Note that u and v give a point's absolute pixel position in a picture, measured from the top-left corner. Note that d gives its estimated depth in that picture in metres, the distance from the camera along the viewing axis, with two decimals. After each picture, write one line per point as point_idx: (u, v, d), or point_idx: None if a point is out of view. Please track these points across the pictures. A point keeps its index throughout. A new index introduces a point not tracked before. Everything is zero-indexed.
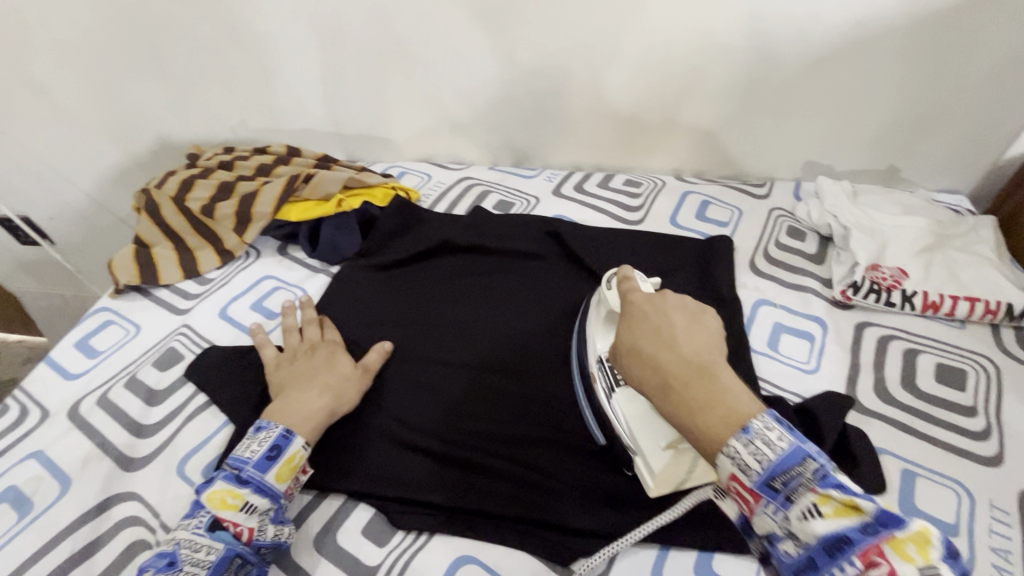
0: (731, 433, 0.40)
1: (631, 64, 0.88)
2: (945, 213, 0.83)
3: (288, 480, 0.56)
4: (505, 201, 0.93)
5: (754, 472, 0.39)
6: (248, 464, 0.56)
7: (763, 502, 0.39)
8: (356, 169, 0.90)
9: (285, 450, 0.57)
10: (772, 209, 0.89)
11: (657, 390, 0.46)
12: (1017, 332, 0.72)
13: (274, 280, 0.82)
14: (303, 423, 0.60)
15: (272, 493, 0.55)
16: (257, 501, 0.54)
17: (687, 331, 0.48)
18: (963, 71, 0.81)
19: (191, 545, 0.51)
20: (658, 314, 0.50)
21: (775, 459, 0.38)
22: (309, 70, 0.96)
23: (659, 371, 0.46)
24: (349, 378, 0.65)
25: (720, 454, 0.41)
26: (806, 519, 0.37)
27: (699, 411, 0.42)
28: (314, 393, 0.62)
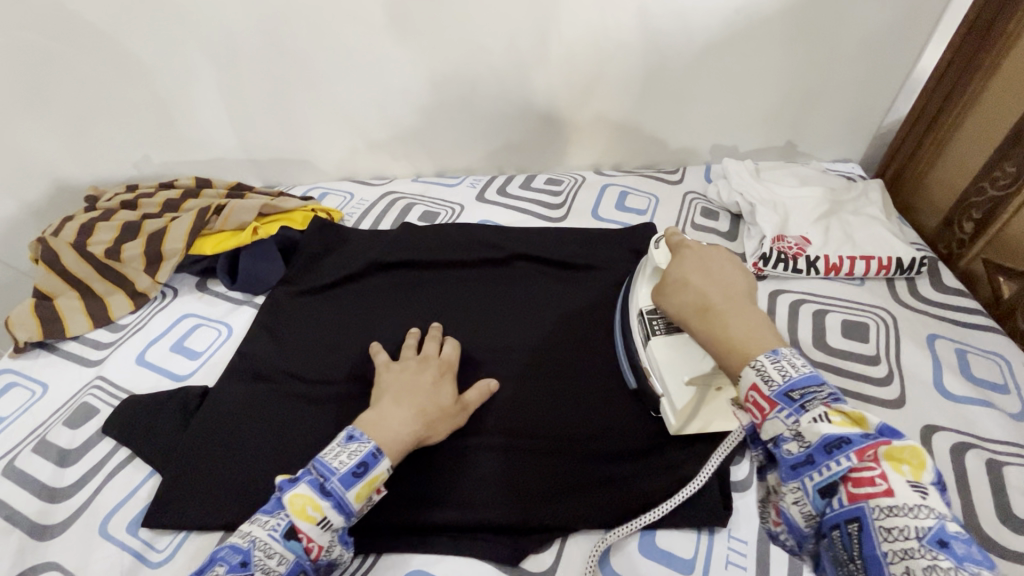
0: (760, 352, 0.45)
1: (537, 66, 0.90)
2: (837, 181, 0.89)
3: (366, 500, 0.52)
4: (431, 212, 0.93)
5: (776, 381, 0.42)
6: (334, 474, 0.51)
7: (777, 410, 0.42)
8: (272, 195, 0.88)
9: (372, 468, 0.52)
10: (686, 193, 0.94)
11: (698, 311, 0.51)
12: (908, 283, 0.79)
13: (194, 318, 0.78)
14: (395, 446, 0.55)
15: (351, 513, 0.51)
16: (334, 518, 0.50)
17: (729, 277, 0.53)
18: (836, 50, 0.88)
19: (266, 550, 0.47)
20: (707, 256, 0.56)
21: (797, 375, 0.42)
22: (212, 97, 0.93)
23: (701, 298, 0.52)
24: (446, 409, 0.61)
25: (747, 366, 0.45)
26: (816, 423, 0.40)
27: (731, 330, 0.48)
28: (407, 415, 0.57)
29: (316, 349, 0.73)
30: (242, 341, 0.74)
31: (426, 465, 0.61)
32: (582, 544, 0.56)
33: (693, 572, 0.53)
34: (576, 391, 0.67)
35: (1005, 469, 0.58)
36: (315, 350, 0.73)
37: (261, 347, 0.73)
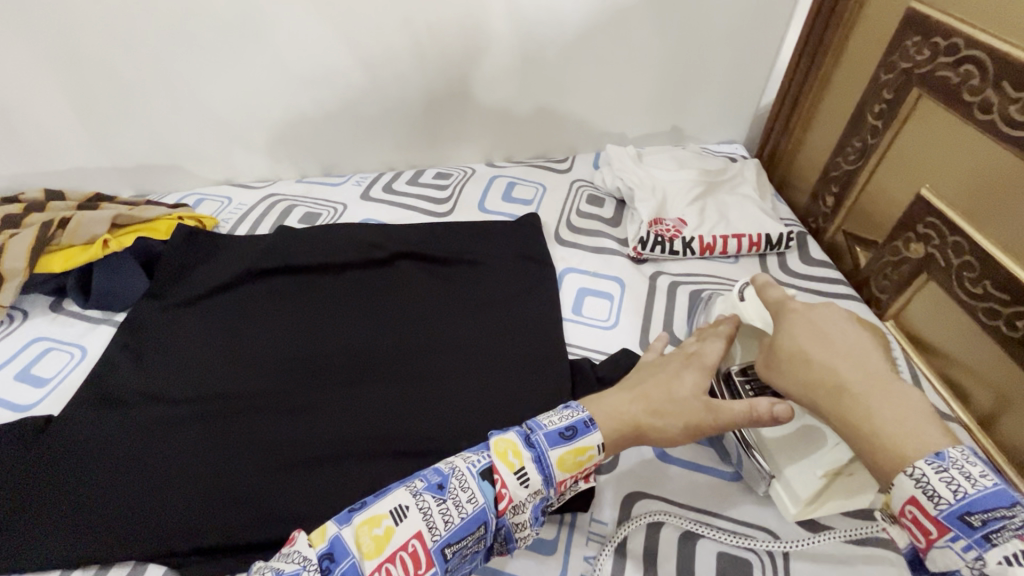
0: (919, 456, 0.37)
1: (413, 59, 0.88)
2: (715, 162, 0.92)
3: (568, 470, 0.48)
4: (312, 213, 0.89)
5: (944, 501, 0.35)
6: (543, 430, 0.49)
7: (949, 536, 0.35)
8: (132, 204, 0.82)
9: (580, 436, 0.49)
10: (574, 181, 0.94)
11: (829, 394, 0.43)
12: (778, 258, 0.82)
13: (46, 341, 0.73)
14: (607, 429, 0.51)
15: (550, 477, 0.47)
16: (532, 474, 0.47)
17: (845, 350, 0.45)
18: (703, 34, 0.90)
19: (461, 482, 0.45)
20: (825, 325, 0.47)
21: (974, 493, 0.34)
22: (61, 103, 0.86)
23: (833, 377, 0.44)
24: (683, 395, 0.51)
25: (900, 473, 0.37)
26: (1008, 566, 0.32)
27: (882, 421, 0.40)
28: (630, 405, 0.52)
29: (178, 367, 0.69)
30: (98, 362, 0.69)
31: (287, 479, 0.58)
32: None
33: (555, 553, 0.53)
34: (452, 388, 0.66)
35: None
36: (178, 365, 0.69)
37: (120, 365, 0.69)
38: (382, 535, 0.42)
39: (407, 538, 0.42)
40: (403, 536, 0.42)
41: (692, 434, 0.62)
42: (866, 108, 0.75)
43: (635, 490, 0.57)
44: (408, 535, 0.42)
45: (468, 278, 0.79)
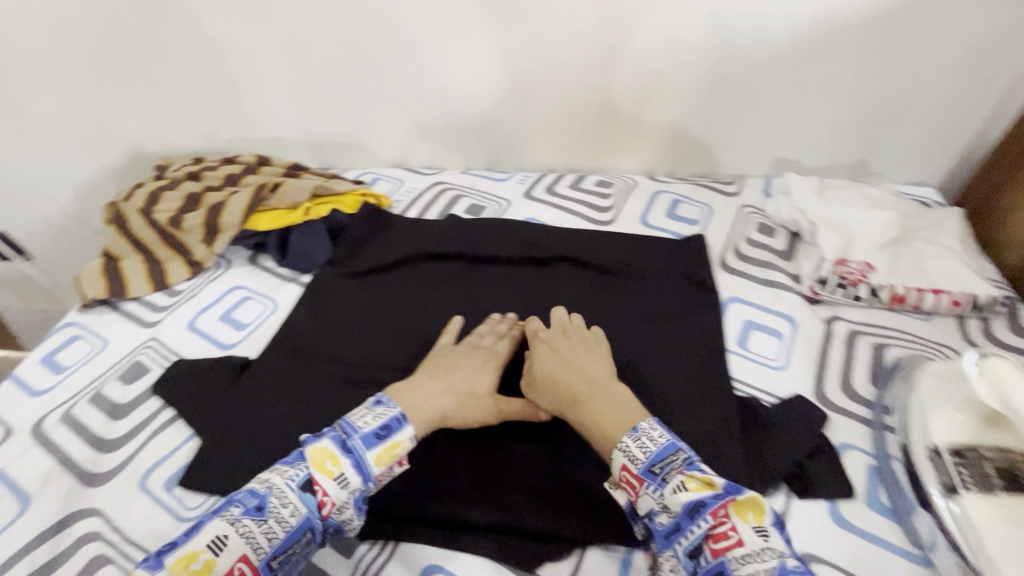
0: (624, 432, 0.53)
1: (598, 66, 0.88)
2: (911, 206, 0.83)
3: (385, 466, 0.53)
4: (477, 205, 0.93)
5: (639, 460, 0.50)
6: (357, 433, 0.54)
7: (645, 485, 0.49)
8: (325, 177, 0.90)
9: (392, 433, 0.54)
10: (743, 206, 0.90)
11: (569, 404, 0.58)
12: (982, 324, 0.73)
13: (244, 290, 0.81)
14: (421, 417, 0.57)
15: (366, 474, 0.52)
16: (351, 476, 0.51)
17: (586, 359, 0.62)
18: (920, 63, 0.82)
19: (279, 498, 0.49)
20: (568, 351, 0.63)
21: (655, 450, 0.50)
22: (278, 79, 0.96)
23: (568, 391, 0.59)
24: (484, 397, 0.62)
25: (614, 450, 0.52)
26: (675, 492, 0.46)
27: (602, 415, 0.55)
28: (442, 394, 0.60)
29: (350, 333, 0.74)
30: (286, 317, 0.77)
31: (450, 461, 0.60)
32: (602, 558, 0.53)
33: None
34: None
35: None
36: (352, 331, 0.74)
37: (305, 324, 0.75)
38: (200, 570, 0.44)
39: (232, 562, 0.45)
40: (226, 563, 0.45)
41: (879, 506, 0.55)
42: None
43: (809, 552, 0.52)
44: (232, 560, 0.45)
45: (627, 289, 0.77)
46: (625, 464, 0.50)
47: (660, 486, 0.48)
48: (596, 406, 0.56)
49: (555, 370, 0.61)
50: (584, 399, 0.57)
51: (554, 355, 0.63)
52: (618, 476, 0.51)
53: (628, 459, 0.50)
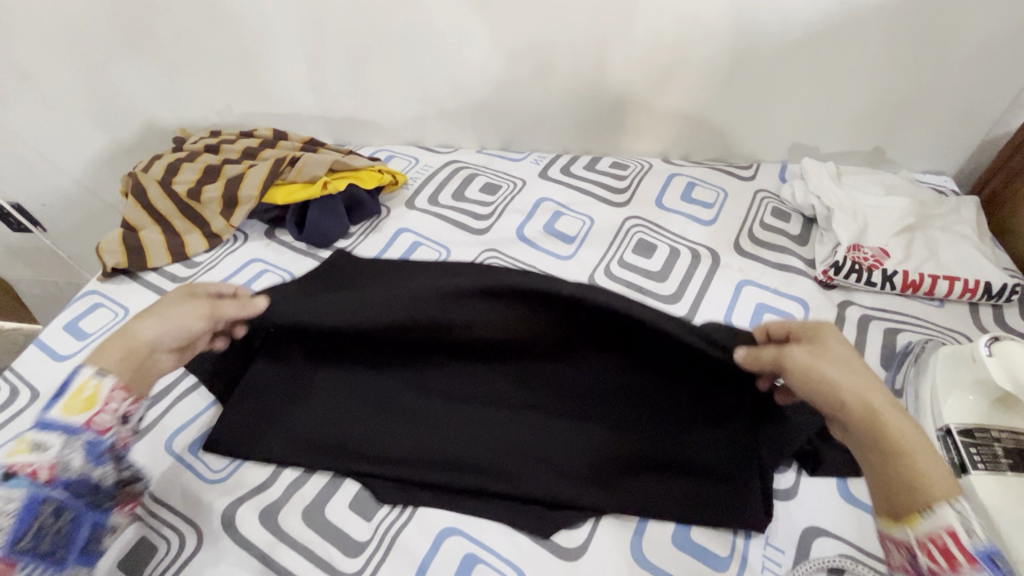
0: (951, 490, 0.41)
1: (617, 47, 0.88)
2: (928, 194, 0.83)
3: (78, 411, 0.47)
4: (493, 183, 0.93)
5: (981, 538, 0.39)
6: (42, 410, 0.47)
7: (977, 567, 0.38)
8: (342, 152, 0.91)
9: (72, 381, 0.48)
10: (758, 190, 0.90)
11: (864, 410, 0.45)
12: (994, 311, 0.74)
13: (261, 263, 0.82)
14: (117, 354, 0.50)
15: (66, 426, 0.46)
16: (51, 440, 0.45)
17: (845, 361, 0.48)
18: (945, 50, 0.81)
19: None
20: (835, 345, 0.49)
21: (991, 542, 0.39)
22: (294, 53, 0.96)
23: (852, 392, 0.46)
24: (176, 300, 0.56)
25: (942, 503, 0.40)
26: None
27: (921, 462, 0.42)
28: (163, 315, 0.54)
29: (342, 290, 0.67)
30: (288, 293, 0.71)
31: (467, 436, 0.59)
32: (618, 529, 0.54)
33: (726, 571, 0.52)
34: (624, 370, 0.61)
35: None
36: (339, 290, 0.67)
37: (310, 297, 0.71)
38: None
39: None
40: None
41: None
42: None
43: (814, 525, 0.54)
44: None
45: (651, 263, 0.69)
46: (957, 531, 0.39)
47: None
48: (902, 428, 0.44)
49: (863, 372, 0.47)
50: (892, 419, 0.44)
51: (842, 347, 0.49)
52: (933, 537, 0.40)
53: (964, 528, 0.39)
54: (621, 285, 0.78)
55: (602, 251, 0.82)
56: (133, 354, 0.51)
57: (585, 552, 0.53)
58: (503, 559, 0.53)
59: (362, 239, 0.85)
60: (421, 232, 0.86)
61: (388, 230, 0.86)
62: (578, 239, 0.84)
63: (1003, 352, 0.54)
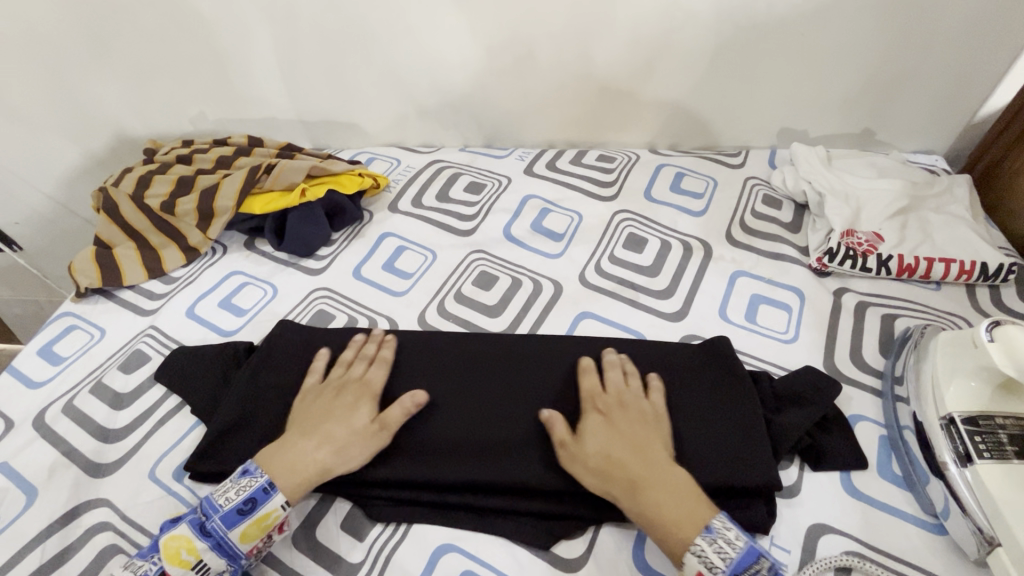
0: (697, 533, 0.47)
1: (599, 35, 0.85)
2: (920, 174, 0.82)
3: (255, 538, 0.51)
4: (477, 182, 0.91)
5: (720, 568, 0.45)
6: (218, 512, 0.50)
7: None
8: (321, 157, 0.88)
9: (262, 506, 0.51)
10: (748, 178, 0.88)
11: (624, 489, 0.51)
12: (991, 292, 0.72)
13: (242, 276, 0.80)
14: (302, 479, 0.52)
15: (230, 554, 0.50)
16: (213, 561, 0.49)
17: (631, 436, 0.54)
18: (931, 26, 0.79)
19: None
20: (608, 422, 0.55)
21: (735, 557, 0.46)
22: (266, 56, 0.93)
23: (617, 472, 0.51)
24: (359, 429, 0.56)
25: (686, 552, 0.47)
26: None
27: (664, 508, 0.49)
28: (330, 441, 0.55)
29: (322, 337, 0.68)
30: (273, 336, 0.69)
31: (456, 438, 0.58)
32: (618, 537, 0.53)
33: None
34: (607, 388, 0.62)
35: None
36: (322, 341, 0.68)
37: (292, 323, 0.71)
38: None
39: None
40: None
41: (891, 476, 0.55)
42: None
43: (819, 523, 0.53)
44: None
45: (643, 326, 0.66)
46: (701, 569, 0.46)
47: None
48: (653, 493, 0.49)
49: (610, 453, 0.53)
50: (652, 490, 0.50)
51: (596, 430, 0.55)
52: None
53: (706, 566, 0.46)
54: (613, 282, 0.76)
55: (592, 248, 0.80)
56: (312, 482, 0.53)
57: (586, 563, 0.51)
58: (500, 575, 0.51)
59: (346, 245, 0.83)
60: (405, 236, 0.84)
61: (371, 235, 0.84)
62: (567, 236, 0.82)
63: (1003, 337, 0.51)
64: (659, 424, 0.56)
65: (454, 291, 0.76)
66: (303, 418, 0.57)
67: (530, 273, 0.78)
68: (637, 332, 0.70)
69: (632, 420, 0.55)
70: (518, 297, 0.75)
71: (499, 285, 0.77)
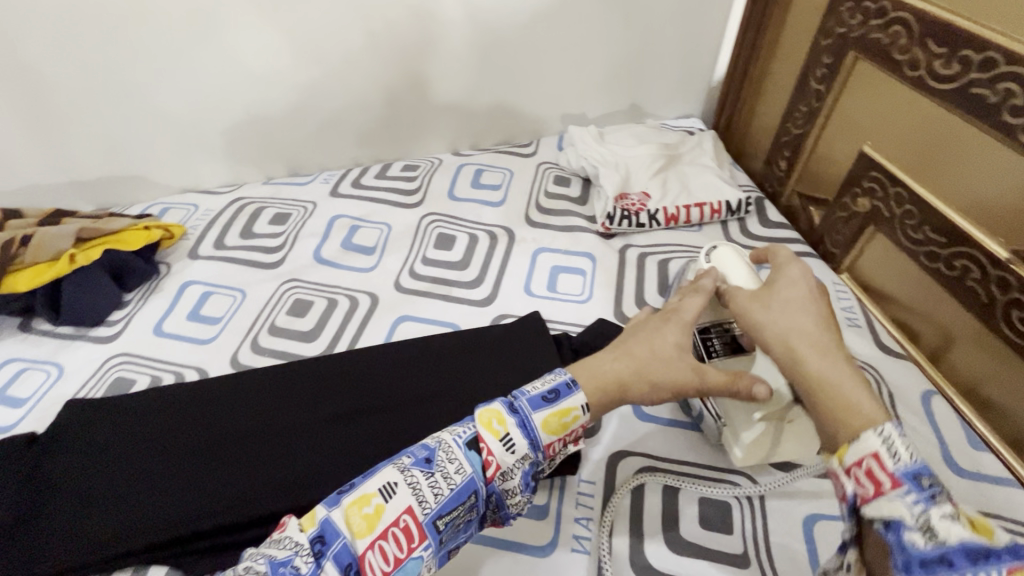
0: (883, 420, 0.36)
1: (371, 52, 0.89)
2: (674, 136, 0.95)
3: (552, 433, 0.47)
4: (282, 213, 0.89)
5: (904, 454, 0.34)
6: (526, 396, 0.48)
7: (899, 489, 0.34)
8: (97, 218, 0.82)
9: (562, 399, 0.48)
10: (540, 163, 0.96)
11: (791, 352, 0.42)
12: (739, 223, 0.86)
13: (19, 362, 0.71)
14: (594, 389, 0.51)
15: (536, 441, 0.46)
16: (518, 439, 0.46)
17: (812, 304, 0.45)
18: (649, 11, 0.93)
19: (448, 454, 0.44)
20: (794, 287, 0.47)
21: (929, 454, 0.34)
22: (6, 117, 0.84)
23: (786, 335, 0.43)
24: (660, 354, 0.51)
25: (869, 432, 0.36)
26: (951, 521, 0.32)
27: (837, 385, 0.39)
28: (614, 356, 0.53)
29: (129, 412, 0.64)
30: (61, 420, 0.64)
31: (286, 473, 0.59)
32: None
33: (546, 517, 0.55)
34: (425, 388, 0.65)
35: None
36: (125, 414, 0.64)
37: (88, 398, 0.66)
38: (373, 514, 0.41)
39: (399, 514, 0.41)
40: (393, 513, 0.41)
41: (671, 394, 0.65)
42: (810, 69, 0.79)
43: (616, 450, 0.60)
44: (399, 511, 0.41)
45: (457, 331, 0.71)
46: (877, 450, 0.35)
47: (926, 504, 0.33)
48: (847, 360, 0.40)
49: (802, 319, 0.43)
50: (831, 360, 0.40)
51: (802, 287, 0.46)
52: (856, 461, 0.36)
53: (886, 448, 0.35)
54: (426, 282, 0.79)
55: (404, 255, 0.83)
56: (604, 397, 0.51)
57: None
58: None
59: (142, 304, 0.77)
60: (209, 281, 0.80)
61: (170, 287, 0.79)
62: (378, 248, 0.84)
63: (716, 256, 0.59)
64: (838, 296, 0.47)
65: (268, 324, 0.75)
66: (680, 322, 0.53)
67: (345, 291, 0.78)
68: (452, 324, 0.74)
69: (838, 299, 0.45)
70: (334, 316, 0.76)
71: (315, 310, 0.76)
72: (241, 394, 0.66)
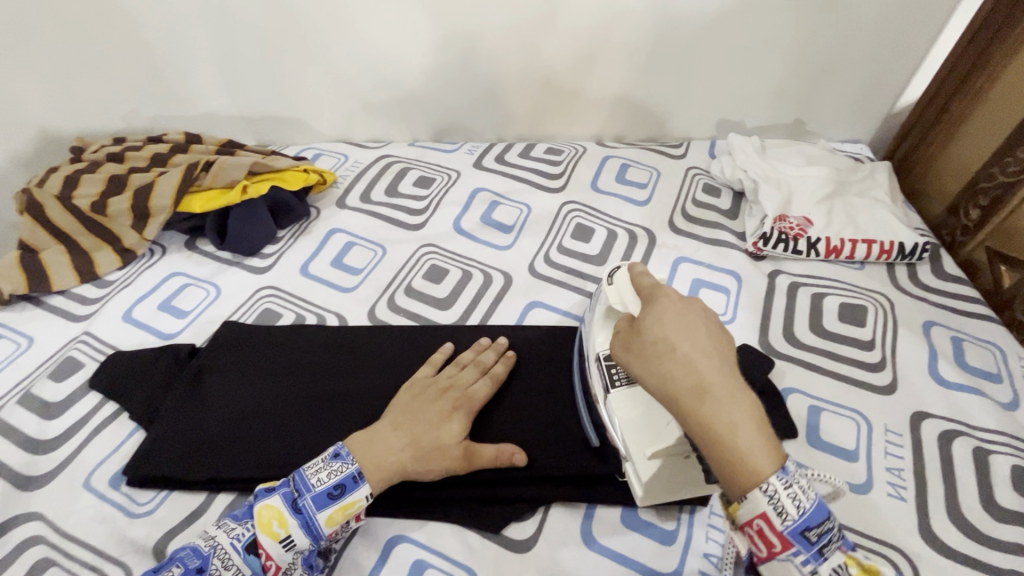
0: (770, 469, 0.37)
1: (544, 30, 0.87)
2: (845, 161, 0.87)
3: (336, 526, 0.50)
4: (426, 176, 0.91)
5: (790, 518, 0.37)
6: (310, 492, 0.51)
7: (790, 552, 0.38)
8: (263, 154, 0.87)
9: (348, 493, 0.51)
10: (689, 168, 0.92)
11: (679, 401, 0.40)
12: (909, 269, 0.78)
13: (182, 277, 0.77)
14: (382, 473, 0.52)
15: (319, 535, 0.50)
16: (298, 539, 0.49)
17: (681, 336, 0.42)
18: (849, 22, 0.84)
19: (223, 560, 0.48)
20: (654, 326, 0.44)
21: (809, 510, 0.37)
22: (202, 49, 0.90)
23: (663, 383, 0.41)
24: (440, 444, 0.55)
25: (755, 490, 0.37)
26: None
27: (722, 435, 0.38)
28: (395, 438, 0.55)
29: (273, 346, 0.68)
30: (217, 340, 0.68)
31: None
32: (566, 517, 0.55)
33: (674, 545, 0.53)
34: (561, 385, 0.64)
35: (992, 457, 0.58)
36: (271, 347, 0.68)
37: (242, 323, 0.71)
38: None
39: None
40: None
41: (817, 441, 0.60)
42: None
43: None
44: None
45: None
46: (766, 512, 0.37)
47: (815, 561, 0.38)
48: (724, 403, 0.39)
49: (673, 364, 0.41)
50: (713, 406, 0.39)
51: (664, 326, 0.43)
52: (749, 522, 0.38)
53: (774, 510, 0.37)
54: (561, 272, 0.78)
55: (541, 239, 0.82)
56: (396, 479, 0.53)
57: (535, 544, 0.53)
58: (452, 560, 0.52)
59: (293, 243, 0.81)
60: (354, 232, 0.83)
61: (318, 232, 0.83)
62: (516, 228, 0.83)
63: (618, 278, 0.55)
64: (717, 325, 0.44)
65: (404, 285, 0.76)
66: (415, 419, 0.57)
67: (480, 265, 0.79)
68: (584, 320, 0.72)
69: (706, 326, 0.44)
70: (468, 289, 0.76)
71: (449, 279, 0.77)
72: (378, 351, 0.68)
